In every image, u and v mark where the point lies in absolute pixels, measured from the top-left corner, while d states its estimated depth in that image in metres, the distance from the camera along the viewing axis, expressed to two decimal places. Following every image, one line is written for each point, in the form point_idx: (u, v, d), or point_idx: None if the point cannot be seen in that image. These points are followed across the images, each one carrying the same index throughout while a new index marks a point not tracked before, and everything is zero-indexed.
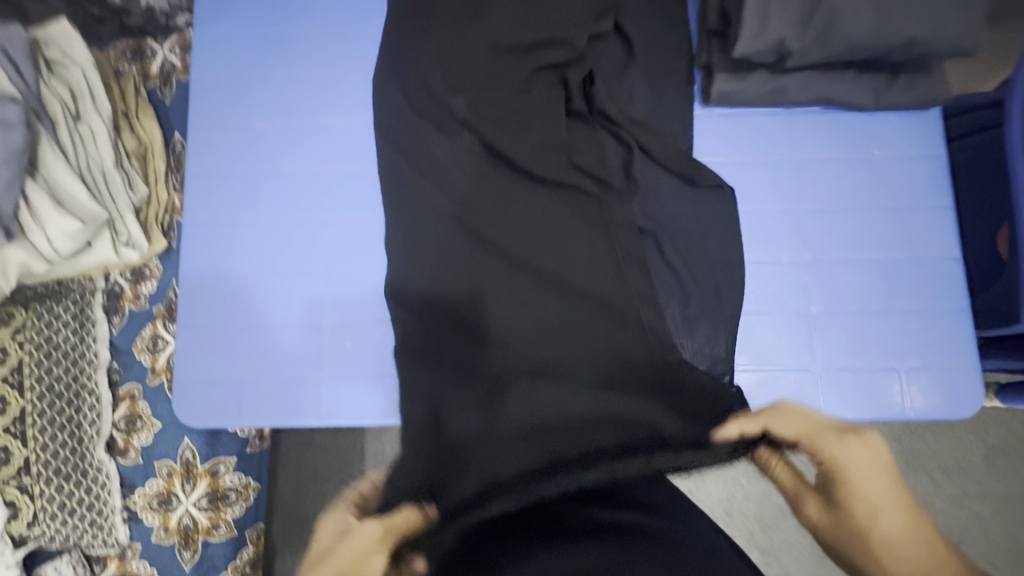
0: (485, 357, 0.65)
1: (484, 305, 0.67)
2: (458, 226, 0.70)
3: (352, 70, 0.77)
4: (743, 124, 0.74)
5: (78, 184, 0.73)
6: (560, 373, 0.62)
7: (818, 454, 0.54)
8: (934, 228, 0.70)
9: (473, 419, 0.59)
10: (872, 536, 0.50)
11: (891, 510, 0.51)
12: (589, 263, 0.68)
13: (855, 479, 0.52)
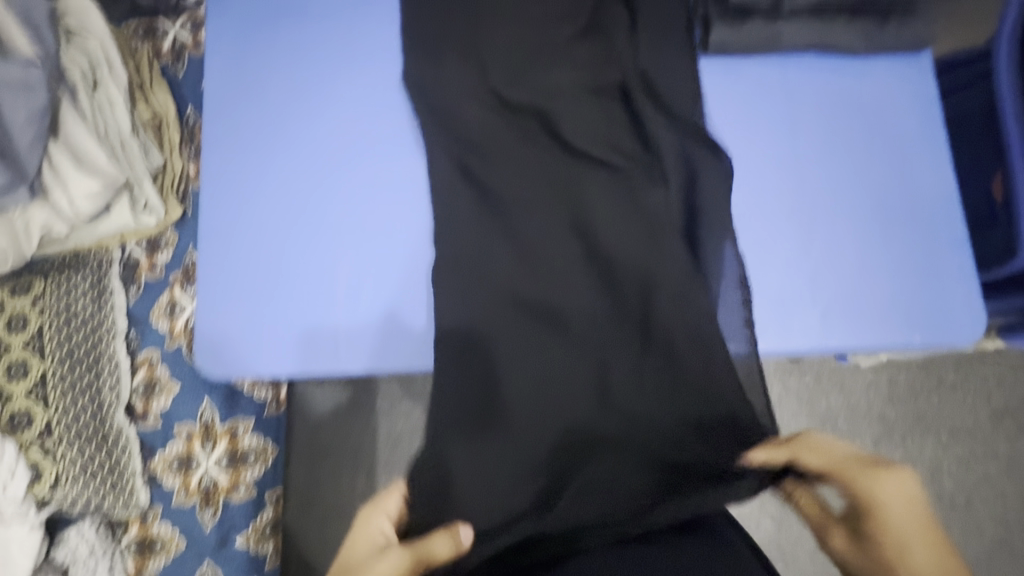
0: (510, 338, 0.68)
1: (505, 275, 0.70)
2: (480, 206, 0.72)
3: (363, 34, 0.80)
4: (742, 72, 0.76)
5: (98, 147, 0.75)
6: (594, 383, 0.65)
7: (849, 489, 0.56)
8: (927, 166, 0.74)
9: (508, 437, 0.63)
10: (900, 570, 0.52)
11: (922, 549, 0.52)
12: (609, 229, 0.71)
13: (892, 522, 0.54)
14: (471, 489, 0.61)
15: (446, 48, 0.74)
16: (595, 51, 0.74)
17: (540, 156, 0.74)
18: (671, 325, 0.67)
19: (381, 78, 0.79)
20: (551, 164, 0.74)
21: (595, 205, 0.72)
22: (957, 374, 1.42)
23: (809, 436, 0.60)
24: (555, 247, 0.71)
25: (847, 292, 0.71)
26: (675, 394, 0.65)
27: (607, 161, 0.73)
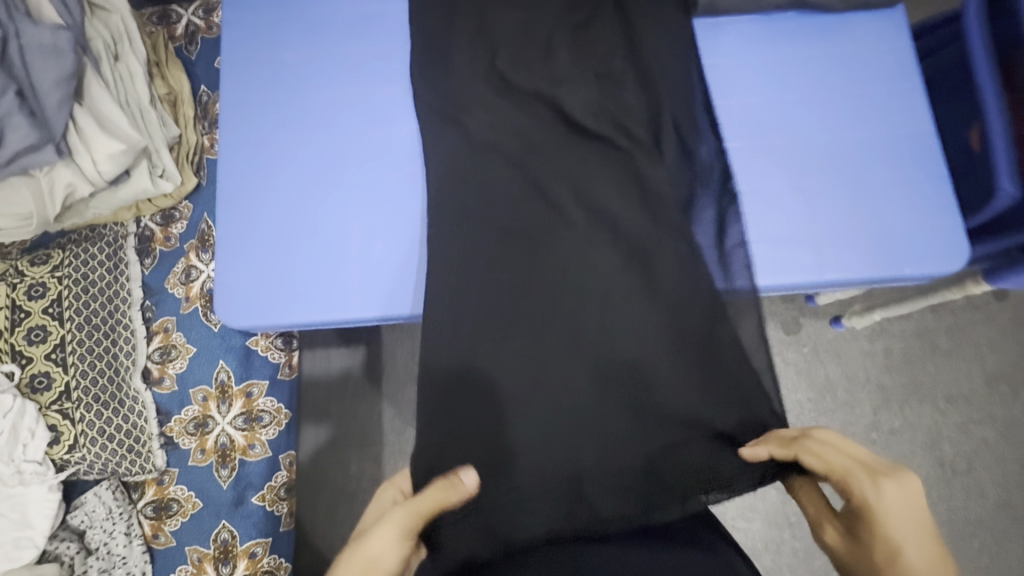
0: (512, 315, 0.71)
1: (506, 250, 0.73)
2: (483, 210, 0.74)
3: (371, 6, 0.84)
4: (730, 30, 0.81)
5: (119, 111, 0.78)
6: (595, 363, 0.70)
7: (850, 493, 0.56)
8: (908, 106, 0.78)
9: (513, 413, 0.69)
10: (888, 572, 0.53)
11: (917, 555, 0.52)
12: (609, 212, 0.74)
13: (889, 527, 0.54)
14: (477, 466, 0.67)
15: (451, 20, 0.80)
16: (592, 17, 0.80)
17: (547, 159, 0.76)
18: (674, 329, 0.70)
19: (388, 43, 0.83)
20: (557, 162, 0.76)
21: (600, 207, 0.75)
22: (950, 342, 1.45)
23: (820, 435, 0.61)
24: (554, 259, 0.73)
25: (839, 226, 0.74)
26: (677, 396, 0.69)
27: (610, 132, 0.77)
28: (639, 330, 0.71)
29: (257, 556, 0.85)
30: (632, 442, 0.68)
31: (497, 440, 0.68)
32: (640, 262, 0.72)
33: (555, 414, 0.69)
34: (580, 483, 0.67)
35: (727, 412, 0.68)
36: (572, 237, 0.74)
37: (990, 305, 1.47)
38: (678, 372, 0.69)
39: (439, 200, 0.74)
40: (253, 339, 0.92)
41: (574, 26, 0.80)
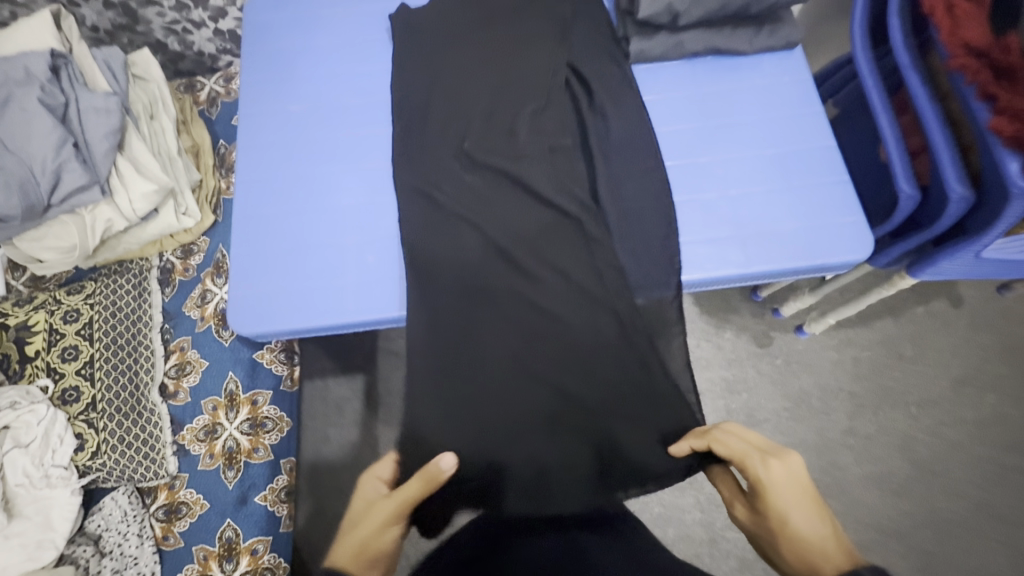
0: (476, 336, 0.86)
1: (471, 281, 0.88)
2: (460, 265, 0.88)
3: (361, 67, 1.01)
4: (660, 72, 0.97)
5: (153, 159, 0.94)
6: (550, 375, 0.86)
7: (747, 470, 0.69)
8: (813, 124, 0.93)
9: (481, 420, 0.84)
10: (780, 532, 0.63)
11: (800, 515, 0.63)
12: (559, 243, 0.89)
13: (773, 492, 0.65)
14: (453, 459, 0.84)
15: (428, 78, 0.96)
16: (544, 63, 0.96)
17: (503, 196, 0.91)
18: (618, 361, 0.85)
19: (377, 96, 0.99)
20: (518, 206, 0.91)
21: (556, 243, 0.89)
22: (914, 348, 1.53)
23: (727, 428, 0.75)
24: (521, 305, 0.87)
25: (760, 223, 0.87)
26: (617, 417, 0.84)
27: (562, 160, 0.92)
28: (591, 364, 0.86)
29: (258, 553, 0.92)
30: (583, 452, 0.84)
31: (469, 442, 0.84)
32: (585, 285, 0.87)
33: (517, 421, 0.85)
34: (543, 478, 0.84)
35: (660, 430, 0.83)
36: (536, 287, 0.88)
37: (948, 313, 1.56)
38: (617, 395, 0.84)
39: (414, 234, 0.89)
40: (260, 352, 1.03)
41: (534, 74, 0.95)
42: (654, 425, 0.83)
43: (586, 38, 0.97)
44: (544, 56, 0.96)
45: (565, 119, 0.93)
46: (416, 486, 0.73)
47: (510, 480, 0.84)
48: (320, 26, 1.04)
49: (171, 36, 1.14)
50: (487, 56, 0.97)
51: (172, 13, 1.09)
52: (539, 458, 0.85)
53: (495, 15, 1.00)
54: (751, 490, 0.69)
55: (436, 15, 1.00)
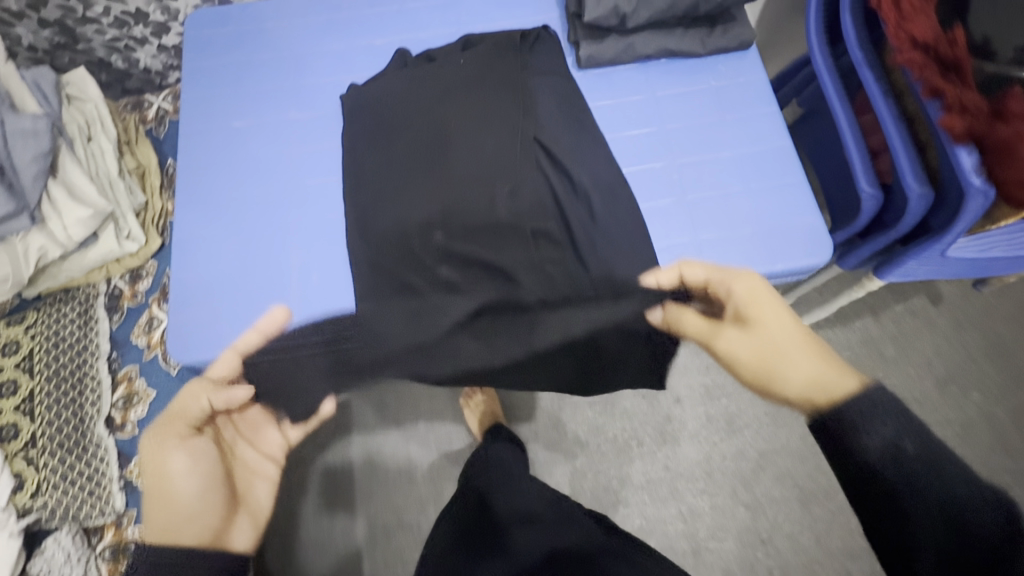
0: (430, 331, 0.80)
1: (420, 295, 0.82)
2: (427, 353, 0.80)
3: (304, 80, 0.98)
4: (612, 76, 0.95)
5: (88, 181, 0.90)
6: (509, 368, 0.82)
7: (726, 287, 0.73)
8: (766, 125, 0.91)
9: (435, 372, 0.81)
10: (774, 338, 0.67)
11: (784, 318, 0.68)
12: (518, 257, 0.82)
13: (756, 300, 0.70)
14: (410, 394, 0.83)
15: (380, 93, 0.93)
16: (501, 69, 0.93)
17: (460, 209, 0.85)
18: (562, 373, 0.85)
19: (322, 115, 0.96)
20: (474, 217, 0.84)
21: (509, 251, 0.83)
22: (896, 348, 1.51)
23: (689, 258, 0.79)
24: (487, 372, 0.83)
25: (715, 225, 0.85)
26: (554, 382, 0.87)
27: (518, 174, 0.86)
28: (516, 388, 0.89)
29: None
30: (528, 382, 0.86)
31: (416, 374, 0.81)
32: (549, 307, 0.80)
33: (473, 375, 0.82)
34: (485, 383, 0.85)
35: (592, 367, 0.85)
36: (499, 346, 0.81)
37: (928, 310, 1.54)
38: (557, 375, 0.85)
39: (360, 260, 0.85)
40: None
41: (500, 143, 0.88)
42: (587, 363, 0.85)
43: (547, 53, 0.95)
44: (508, 109, 0.89)
45: (517, 124, 0.88)
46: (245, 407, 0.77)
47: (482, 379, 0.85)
48: (265, 39, 1.01)
49: (115, 54, 1.11)
50: (444, 101, 0.91)
51: (111, 30, 1.06)
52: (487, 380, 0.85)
53: (456, 77, 0.93)
54: (733, 306, 0.72)
55: (392, 83, 0.94)
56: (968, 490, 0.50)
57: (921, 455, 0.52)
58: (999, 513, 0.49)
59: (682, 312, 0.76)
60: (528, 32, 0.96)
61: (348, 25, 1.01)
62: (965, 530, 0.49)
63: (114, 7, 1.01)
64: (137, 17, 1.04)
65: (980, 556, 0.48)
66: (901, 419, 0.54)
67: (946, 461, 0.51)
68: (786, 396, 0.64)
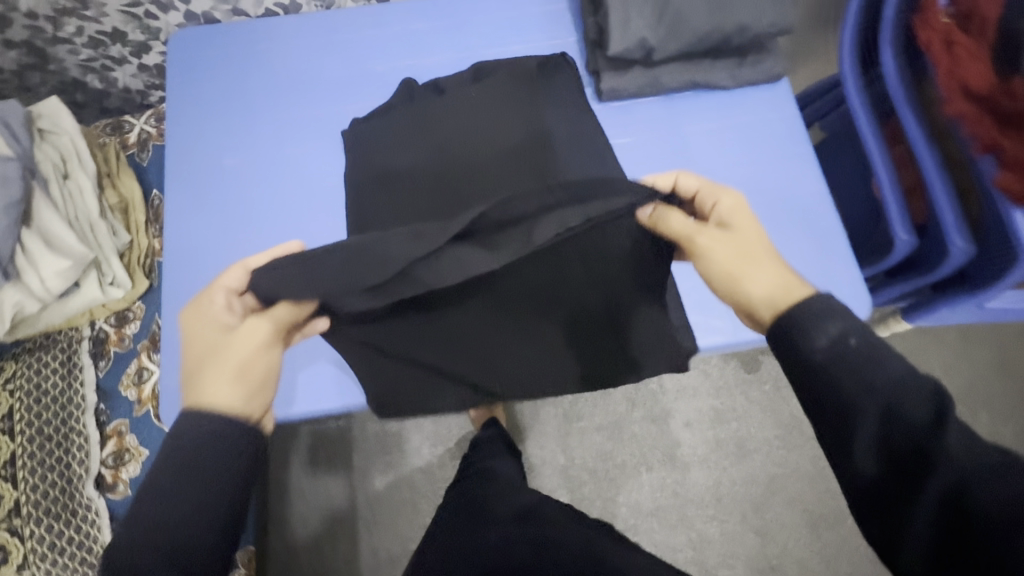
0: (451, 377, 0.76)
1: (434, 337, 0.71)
2: (439, 258, 0.52)
3: (300, 111, 0.91)
4: (634, 110, 0.89)
5: (67, 228, 0.83)
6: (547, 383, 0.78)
7: (714, 199, 0.64)
8: (795, 170, 0.86)
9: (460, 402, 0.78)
10: (749, 248, 0.62)
11: (756, 232, 0.63)
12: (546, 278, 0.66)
13: (740, 214, 0.64)
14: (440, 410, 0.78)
15: (381, 126, 0.85)
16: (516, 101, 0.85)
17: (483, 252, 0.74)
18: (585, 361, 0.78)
19: (323, 153, 0.89)
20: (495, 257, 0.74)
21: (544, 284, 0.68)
22: None
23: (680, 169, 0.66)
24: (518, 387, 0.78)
25: None
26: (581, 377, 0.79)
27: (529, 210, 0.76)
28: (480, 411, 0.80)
29: None
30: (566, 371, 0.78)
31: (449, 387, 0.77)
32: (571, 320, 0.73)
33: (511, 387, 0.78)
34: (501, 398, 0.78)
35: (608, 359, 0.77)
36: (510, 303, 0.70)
37: (939, 329, 1.52)
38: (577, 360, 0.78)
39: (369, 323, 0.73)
40: None
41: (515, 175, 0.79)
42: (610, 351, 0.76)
43: (564, 82, 0.87)
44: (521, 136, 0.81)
45: (520, 146, 0.81)
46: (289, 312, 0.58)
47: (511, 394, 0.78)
48: (256, 63, 0.93)
49: (91, 74, 1.02)
50: (452, 131, 0.83)
51: (86, 50, 0.96)
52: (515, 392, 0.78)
53: (463, 111, 0.85)
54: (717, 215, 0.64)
55: (396, 118, 0.85)
56: (898, 386, 0.47)
57: (862, 352, 0.50)
58: (925, 403, 0.46)
59: (670, 212, 0.61)
60: (545, 58, 0.88)
61: (348, 50, 0.93)
62: (897, 422, 0.46)
63: (88, 27, 0.92)
64: (113, 36, 0.95)
65: (905, 444, 0.46)
66: (846, 319, 0.52)
67: (882, 359, 0.49)
68: (752, 300, 0.59)
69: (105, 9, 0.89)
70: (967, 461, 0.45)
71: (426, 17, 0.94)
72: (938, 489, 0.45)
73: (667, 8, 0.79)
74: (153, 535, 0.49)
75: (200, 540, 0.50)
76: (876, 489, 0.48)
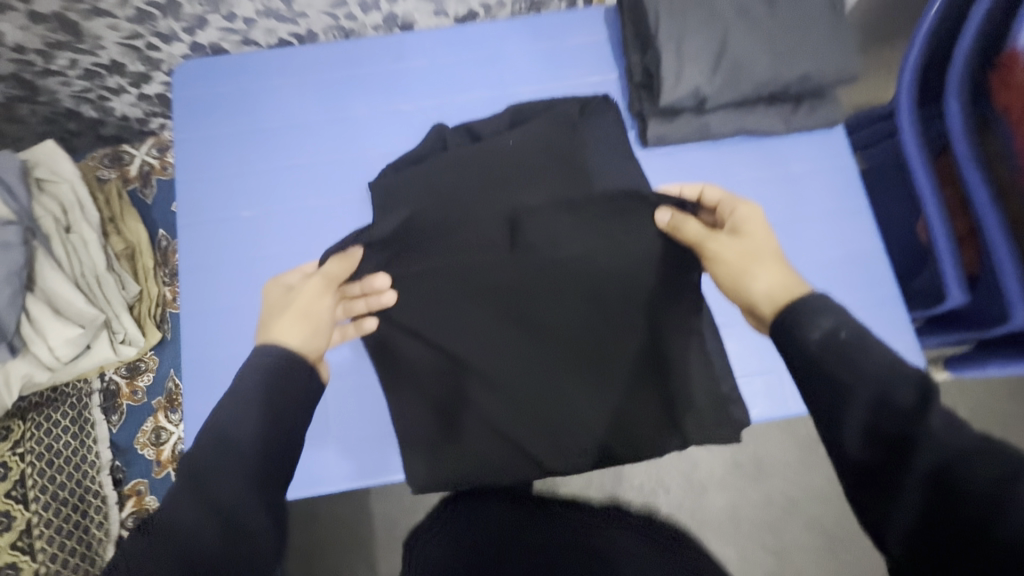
0: (472, 407, 0.75)
1: (466, 363, 0.75)
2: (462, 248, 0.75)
3: (323, 156, 0.84)
4: (681, 158, 0.83)
5: (73, 290, 0.77)
6: (575, 424, 0.75)
7: (730, 206, 0.66)
8: (848, 226, 0.82)
9: (484, 439, 0.75)
10: (761, 253, 0.61)
11: (773, 242, 0.62)
12: (567, 296, 0.75)
13: (757, 220, 0.64)
14: (466, 452, 0.75)
15: (415, 168, 0.79)
16: (559, 148, 0.78)
17: (511, 291, 0.75)
18: (630, 404, 0.75)
19: (347, 201, 0.83)
20: (522, 291, 0.75)
21: (563, 298, 0.75)
22: None
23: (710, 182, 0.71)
24: (546, 434, 0.75)
25: None
26: (619, 426, 0.75)
27: (571, 248, 0.74)
28: (479, 467, 0.74)
29: None
30: (602, 421, 0.75)
31: (469, 420, 0.75)
32: (596, 345, 0.75)
33: (534, 429, 0.75)
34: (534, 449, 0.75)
35: (657, 403, 0.75)
36: (543, 316, 0.76)
37: None
38: (619, 397, 0.75)
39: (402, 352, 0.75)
40: None
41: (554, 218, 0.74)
42: (650, 391, 0.75)
43: (608, 123, 0.81)
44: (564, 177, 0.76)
45: (569, 183, 0.76)
46: (339, 263, 0.71)
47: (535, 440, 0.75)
48: (271, 101, 0.85)
49: (85, 104, 0.93)
50: (491, 173, 0.78)
51: (80, 82, 0.88)
52: (547, 442, 0.75)
53: (502, 154, 0.78)
54: (730, 220, 0.65)
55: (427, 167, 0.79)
56: (885, 374, 0.43)
57: (854, 345, 0.45)
58: (911, 392, 0.42)
59: (688, 222, 0.67)
60: (585, 100, 0.83)
61: (372, 85, 0.86)
62: (886, 410, 0.42)
63: (84, 59, 0.83)
64: (111, 68, 0.86)
65: (891, 429, 0.41)
66: (838, 312, 0.47)
67: (871, 349, 0.45)
68: (752, 297, 0.58)
69: (102, 42, 0.80)
70: (955, 444, 0.40)
71: (454, 49, 0.88)
72: (927, 478, 0.40)
73: (722, 56, 0.74)
74: (226, 444, 0.46)
75: (226, 435, 0.47)
76: (875, 476, 0.41)
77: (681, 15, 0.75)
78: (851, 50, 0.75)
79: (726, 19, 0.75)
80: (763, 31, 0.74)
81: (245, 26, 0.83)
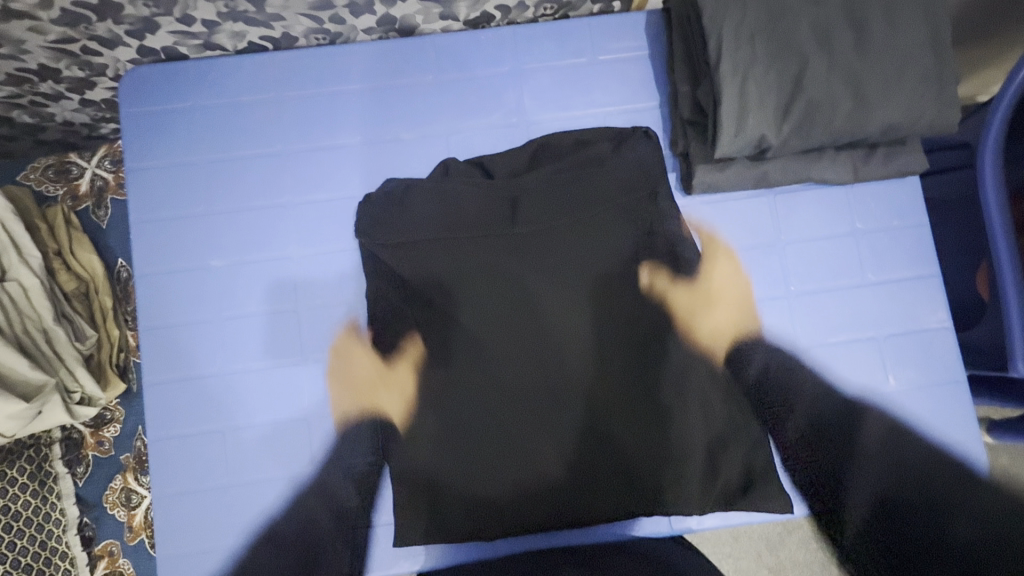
0: (447, 367, 0.64)
1: (448, 315, 0.65)
2: (458, 212, 0.66)
3: (306, 191, 0.71)
4: (727, 209, 0.72)
5: (16, 355, 0.66)
6: (563, 399, 0.64)
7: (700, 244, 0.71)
8: (917, 295, 0.71)
9: (458, 405, 0.64)
10: (714, 306, 0.69)
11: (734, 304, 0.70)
12: (562, 251, 0.65)
13: (726, 282, 0.70)
14: (435, 421, 0.64)
15: (414, 186, 0.68)
16: (594, 175, 0.66)
17: (501, 249, 0.65)
18: (629, 382, 0.64)
19: (333, 245, 0.70)
20: (514, 245, 0.65)
21: (560, 251, 0.65)
22: None
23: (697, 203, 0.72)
24: (531, 409, 0.64)
25: None
26: (617, 402, 0.64)
27: (577, 207, 0.65)
28: (453, 446, 0.63)
29: None
30: (595, 396, 0.64)
31: (442, 383, 0.64)
32: (591, 307, 0.65)
33: (516, 403, 0.64)
34: (517, 427, 0.64)
35: (657, 382, 0.64)
36: (540, 271, 0.65)
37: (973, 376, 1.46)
38: (614, 370, 0.64)
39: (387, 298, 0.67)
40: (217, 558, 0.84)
41: (554, 181, 0.66)
42: (651, 368, 0.64)
43: (650, 151, 0.68)
44: (571, 153, 0.68)
45: (582, 161, 0.67)
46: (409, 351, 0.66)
47: (518, 416, 0.64)
48: (243, 122, 0.71)
49: (17, 110, 0.76)
50: (497, 166, 0.69)
51: (5, 88, 0.71)
52: (533, 419, 0.64)
53: (515, 159, 0.69)
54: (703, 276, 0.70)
55: (423, 186, 0.68)
56: (821, 400, 0.69)
57: (779, 373, 0.68)
58: (837, 406, 0.69)
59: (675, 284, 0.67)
60: (622, 132, 0.70)
61: (362, 105, 0.72)
62: (821, 447, 0.66)
63: (4, 64, 0.67)
64: (42, 73, 0.70)
65: (803, 421, 0.66)
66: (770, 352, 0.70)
67: (792, 378, 0.68)
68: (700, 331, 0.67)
69: (25, 46, 0.64)
70: (893, 486, 0.63)
71: (464, 62, 0.73)
72: (868, 507, 0.63)
73: (795, 98, 0.62)
74: None
75: None
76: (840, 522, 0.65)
77: (749, 42, 0.62)
78: (948, 94, 0.62)
79: (804, 50, 0.62)
80: (844, 71, 0.62)
81: (205, 29, 0.67)
